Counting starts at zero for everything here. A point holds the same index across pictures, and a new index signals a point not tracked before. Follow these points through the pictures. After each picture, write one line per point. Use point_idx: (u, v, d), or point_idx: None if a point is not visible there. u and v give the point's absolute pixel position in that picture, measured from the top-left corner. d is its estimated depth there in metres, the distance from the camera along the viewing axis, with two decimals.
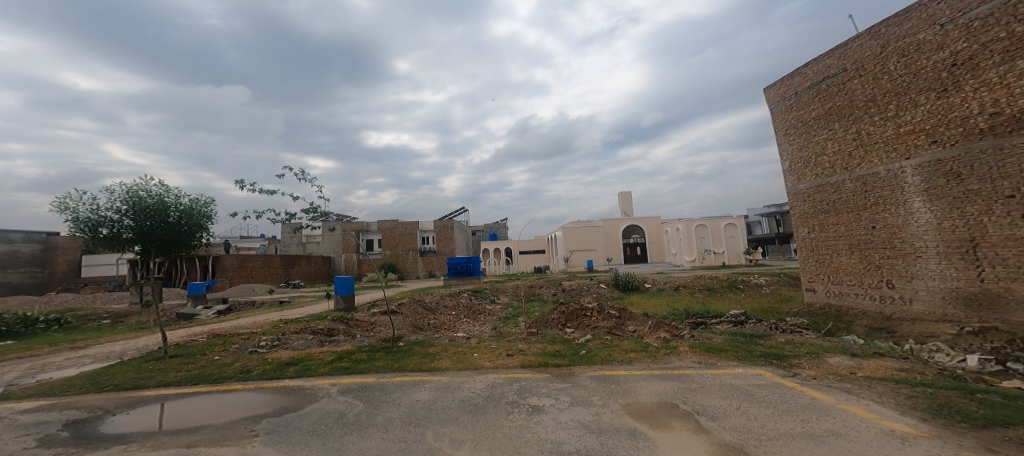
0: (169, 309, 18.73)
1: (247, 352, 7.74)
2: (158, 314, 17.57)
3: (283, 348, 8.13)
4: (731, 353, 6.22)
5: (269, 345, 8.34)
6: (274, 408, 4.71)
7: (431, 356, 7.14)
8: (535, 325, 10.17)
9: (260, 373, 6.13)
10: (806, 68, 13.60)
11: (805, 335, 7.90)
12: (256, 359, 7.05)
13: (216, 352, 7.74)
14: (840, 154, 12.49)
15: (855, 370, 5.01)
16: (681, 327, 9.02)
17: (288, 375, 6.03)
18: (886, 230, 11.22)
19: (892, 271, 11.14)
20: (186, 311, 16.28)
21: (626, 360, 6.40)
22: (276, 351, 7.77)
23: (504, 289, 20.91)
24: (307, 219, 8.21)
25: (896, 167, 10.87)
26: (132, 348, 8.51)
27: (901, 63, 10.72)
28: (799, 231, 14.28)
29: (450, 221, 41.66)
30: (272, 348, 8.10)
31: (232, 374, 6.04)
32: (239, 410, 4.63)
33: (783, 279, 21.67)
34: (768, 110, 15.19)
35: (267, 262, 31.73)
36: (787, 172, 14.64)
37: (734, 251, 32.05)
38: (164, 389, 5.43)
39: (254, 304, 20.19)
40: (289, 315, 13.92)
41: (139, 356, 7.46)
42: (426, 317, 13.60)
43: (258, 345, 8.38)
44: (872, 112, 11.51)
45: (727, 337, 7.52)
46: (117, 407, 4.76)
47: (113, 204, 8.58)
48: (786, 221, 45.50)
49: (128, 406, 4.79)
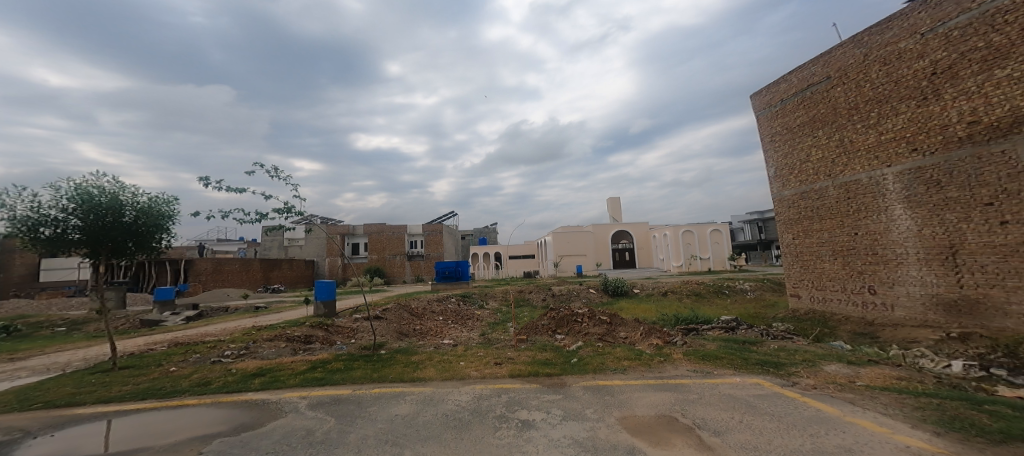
0: (132, 316, 17.82)
1: (209, 363, 7.28)
2: (121, 321, 16.66)
3: (253, 357, 7.67)
4: (729, 361, 6.01)
5: (236, 354, 7.88)
6: (233, 426, 4.33)
7: (415, 365, 6.77)
8: (524, 332, 9.88)
9: (220, 385, 5.77)
10: (791, 75, 13.70)
11: (798, 341, 7.78)
12: (218, 370, 6.65)
13: (173, 363, 7.33)
14: (824, 161, 12.57)
15: (855, 378, 4.79)
16: (673, 333, 8.85)
17: (253, 388, 5.65)
18: (868, 236, 11.27)
19: (874, 277, 11.17)
20: (151, 318, 15.49)
21: (620, 368, 6.14)
22: (244, 360, 7.31)
23: (493, 294, 20.54)
24: (281, 219, 7.64)
25: (878, 174, 10.95)
26: (79, 360, 8.08)
27: (883, 71, 10.83)
28: (784, 237, 14.32)
29: (439, 225, 41.10)
30: (238, 358, 7.65)
31: (187, 387, 5.65)
32: (193, 429, 4.23)
33: (767, 284, 21.86)
34: (754, 116, 15.27)
35: (245, 267, 30.70)
36: (772, 179, 14.70)
37: (719, 257, 32.44)
38: (104, 406, 5.03)
39: (229, 310, 19.36)
40: (264, 321, 13.32)
41: (83, 370, 7.03)
42: (412, 322, 13.17)
43: (223, 354, 7.92)
44: (855, 119, 11.60)
45: (721, 343, 7.35)
46: (42, 427, 4.31)
47: (59, 200, 7.68)
48: (767, 228, 46.40)
49: (55, 426, 4.35)
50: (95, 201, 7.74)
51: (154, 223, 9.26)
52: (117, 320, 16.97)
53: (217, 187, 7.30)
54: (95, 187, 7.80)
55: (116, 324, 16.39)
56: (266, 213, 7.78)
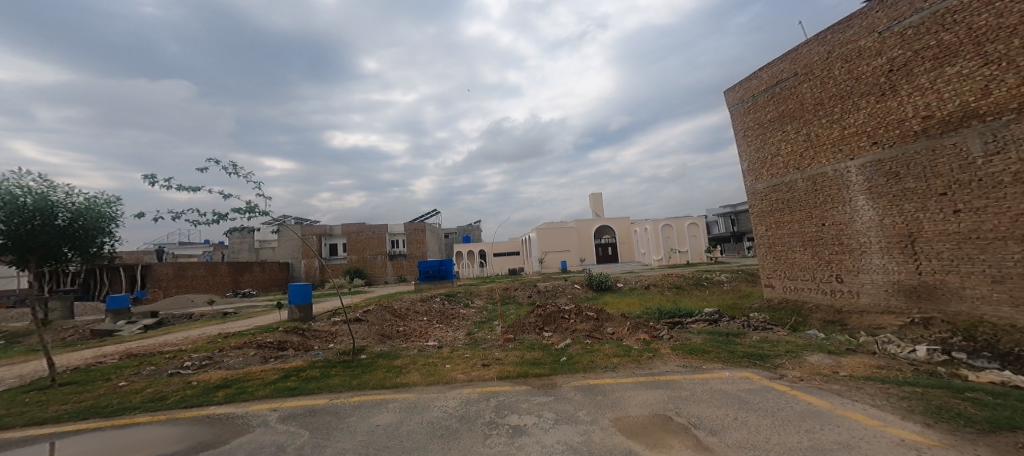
0: (83, 326, 16.88)
1: (166, 376, 6.90)
2: (69, 332, 15.67)
3: (218, 368, 7.27)
4: (719, 354, 5.99)
5: (198, 365, 7.50)
6: (190, 444, 4.25)
7: (398, 370, 6.52)
8: (511, 330, 9.73)
9: (178, 400, 5.56)
10: (762, 71, 13.91)
11: (779, 332, 7.90)
12: (176, 383, 6.35)
13: (123, 376, 6.98)
14: (793, 154, 12.83)
15: (838, 368, 4.80)
16: (660, 327, 8.86)
17: (216, 402, 5.36)
18: (834, 227, 11.56)
19: (841, 266, 11.47)
20: (102, 328, 14.65)
21: (610, 366, 6.05)
22: (208, 372, 6.93)
23: (478, 292, 20.31)
24: (242, 218, 7.23)
25: (843, 166, 11.22)
26: (15, 376, 7.89)
27: (844, 68, 11.09)
28: (757, 229, 14.58)
29: (421, 223, 40.51)
30: (200, 369, 7.28)
31: (139, 403, 5.52)
32: (146, 450, 4.17)
33: (743, 275, 22.35)
34: (727, 112, 15.51)
35: (212, 271, 29.56)
36: (745, 172, 14.96)
37: (697, 250, 33.07)
38: (36, 428, 5.01)
39: (191, 317, 18.50)
40: (233, 328, 12.75)
41: (21, 386, 6.94)
42: (395, 324, 12.85)
43: (183, 365, 7.53)
44: (820, 114, 11.85)
45: (706, 337, 7.38)
46: None
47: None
48: (741, 220, 47.59)
49: None
50: (17, 202, 7.59)
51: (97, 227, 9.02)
52: (61, 332, 15.84)
53: (168, 186, 6.89)
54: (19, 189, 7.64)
55: (56, 335, 15.36)
56: (226, 213, 7.37)
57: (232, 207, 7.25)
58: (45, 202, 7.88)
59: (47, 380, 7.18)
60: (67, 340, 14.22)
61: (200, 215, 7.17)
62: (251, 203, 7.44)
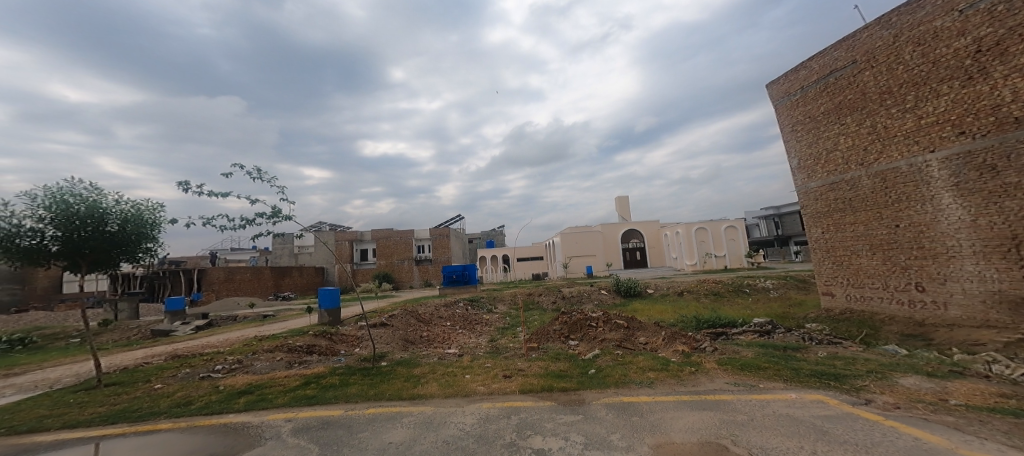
0: (145, 326, 17.75)
1: (195, 379, 6.64)
2: (133, 331, 16.36)
3: (244, 372, 7.03)
4: (778, 372, 5.17)
5: (227, 369, 7.27)
6: None
7: (417, 380, 6.08)
8: (535, 339, 9.13)
9: (202, 405, 5.12)
10: (811, 61, 12.79)
11: (849, 347, 6.89)
12: (205, 386, 6.02)
13: (160, 378, 6.73)
14: (855, 149, 11.61)
15: (945, 396, 4.11)
16: (701, 338, 8.04)
17: (236, 408, 5.00)
18: (912, 228, 10.29)
19: (922, 273, 10.19)
20: (161, 328, 15.23)
21: (646, 381, 5.37)
22: (234, 376, 6.66)
23: (502, 297, 19.83)
24: (265, 222, 6.90)
25: (919, 160, 9.99)
26: (69, 375, 7.64)
27: (917, 52, 9.93)
28: (812, 232, 13.30)
29: (447, 228, 40.65)
30: (230, 372, 7.05)
31: (166, 408, 5.04)
32: None
33: (790, 282, 20.71)
34: (771, 106, 14.36)
35: (256, 274, 30.64)
36: (796, 171, 13.73)
37: (736, 254, 31.26)
38: (66, 432, 4.51)
39: (235, 319, 18.99)
40: (268, 331, 12.74)
41: (69, 386, 6.59)
42: (419, 329, 12.56)
43: (214, 368, 7.30)
44: (889, 104, 10.66)
45: (758, 350, 6.53)
46: None
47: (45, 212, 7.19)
48: (782, 223, 44.96)
49: None
50: (71, 210, 7.23)
51: (135, 231, 8.77)
52: (125, 331, 16.47)
53: (198, 191, 6.79)
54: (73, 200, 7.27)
55: (123, 334, 15.99)
56: (252, 218, 7.13)
57: (257, 212, 6.98)
58: (99, 209, 7.54)
59: (93, 380, 6.84)
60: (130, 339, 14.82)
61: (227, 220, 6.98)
62: (277, 208, 7.09)
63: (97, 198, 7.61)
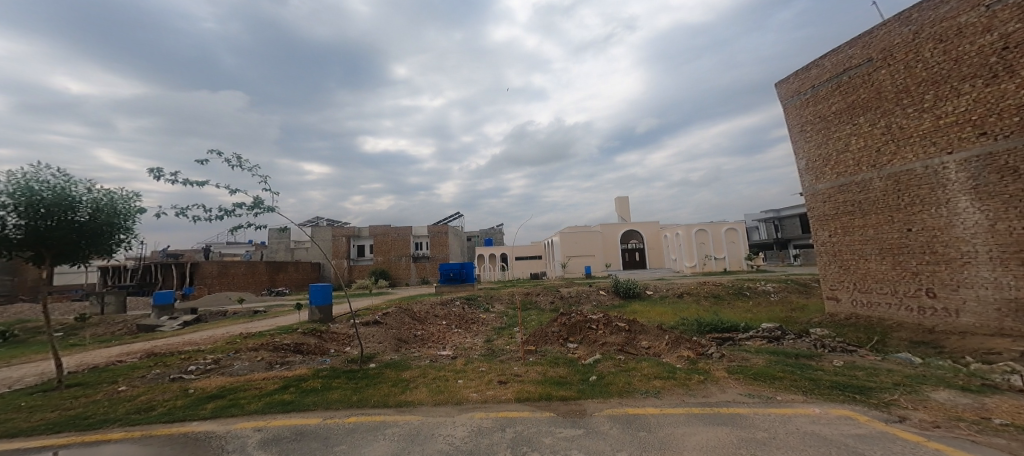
0: (131, 320, 17.31)
1: (166, 381, 6.15)
2: (119, 326, 15.89)
3: (220, 374, 6.58)
4: (796, 382, 4.78)
5: (202, 370, 6.80)
6: None
7: (404, 385, 5.67)
8: (532, 341, 8.72)
9: (162, 413, 4.70)
10: (823, 59, 12.42)
11: (863, 356, 6.54)
12: (173, 390, 5.53)
13: (128, 379, 6.24)
14: (867, 150, 11.24)
15: (989, 415, 3.78)
16: (706, 343, 7.68)
17: (201, 416, 4.59)
18: (924, 233, 9.91)
19: (934, 279, 9.80)
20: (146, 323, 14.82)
21: (652, 391, 5.02)
22: (209, 378, 6.19)
23: (499, 296, 19.40)
24: (245, 213, 6.46)
25: (935, 162, 9.62)
26: (34, 373, 7.26)
27: (938, 49, 9.54)
28: (818, 235, 12.91)
29: (444, 225, 40.13)
30: (204, 374, 6.61)
31: (122, 415, 4.63)
32: None
33: (791, 286, 20.36)
34: (780, 106, 13.97)
35: (251, 269, 30.19)
36: (803, 172, 13.33)
37: (736, 257, 30.95)
38: (6, 442, 4.07)
39: (226, 314, 18.52)
40: (255, 328, 12.30)
41: (26, 387, 6.16)
42: (413, 328, 12.16)
43: (187, 370, 6.83)
44: (905, 103, 10.27)
45: (768, 358, 6.16)
46: None
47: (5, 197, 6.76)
48: (783, 226, 44.69)
49: None
50: (36, 197, 6.85)
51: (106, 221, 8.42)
52: (110, 325, 16.13)
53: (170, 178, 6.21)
54: (38, 187, 6.90)
55: (106, 329, 15.63)
56: (232, 209, 6.64)
57: (237, 203, 6.53)
58: (68, 196, 7.20)
59: (54, 380, 6.45)
60: (113, 334, 14.42)
61: (204, 210, 6.44)
62: (260, 198, 6.66)
63: (66, 185, 7.26)
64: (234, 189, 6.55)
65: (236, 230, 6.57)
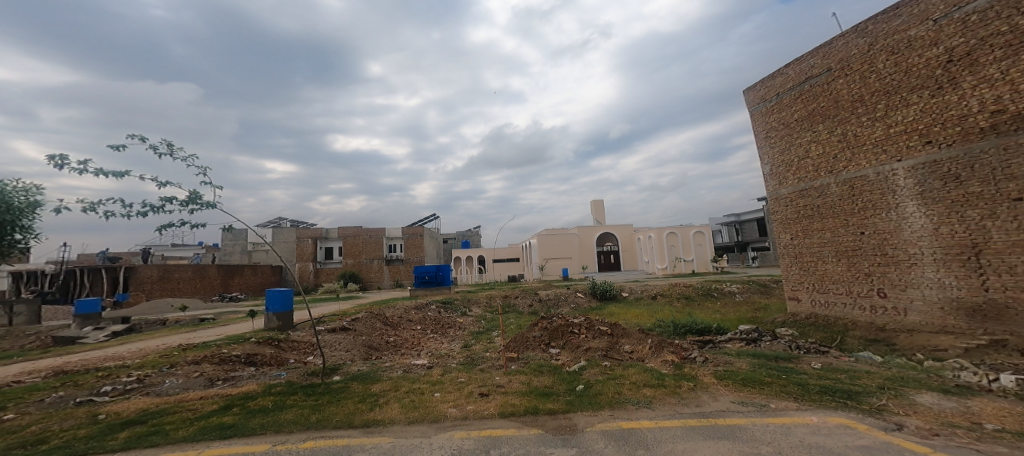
0: (48, 332, 15.55)
1: (71, 405, 5.52)
2: (29, 339, 14.31)
3: (143, 394, 5.86)
4: (785, 387, 4.65)
5: (120, 390, 6.07)
6: None
7: (374, 401, 5.13)
8: (513, 346, 8.33)
9: (55, 446, 4.24)
10: (787, 68, 12.78)
11: (840, 357, 6.58)
12: (78, 416, 5.07)
13: (21, 405, 5.61)
14: (825, 156, 11.59)
15: (980, 420, 3.74)
16: (689, 347, 7.59)
17: (110, 447, 4.12)
18: (876, 236, 10.28)
19: (884, 279, 10.17)
20: (66, 335, 13.39)
21: (644, 401, 4.80)
22: (127, 400, 5.56)
23: (477, 299, 18.87)
24: (179, 208, 5.73)
25: (887, 169, 9.99)
26: None
27: (890, 61, 9.93)
28: (780, 237, 13.25)
29: (419, 227, 39.10)
30: (127, 395, 5.87)
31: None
32: None
33: (754, 286, 21.02)
34: (747, 112, 14.31)
35: (200, 273, 28.20)
36: (767, 177, 13.66)
37: (702, 259, 31.82)
38: None
39: (166, 323, 17.06)
40: (199, 338, 11.26)
41: None
42: (385, 334, 11.52)
43: (100, 391, 6.09)
44: (859, 112, 10.65)
45: (753, 361, 6.08)
46: None
47: None
48: (743, 230, 46.58)
49: None
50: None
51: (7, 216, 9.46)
52: (21, 338, 14.45)
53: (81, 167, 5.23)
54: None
55: (17, 342, 13.99)
56: (161, 204, 5.84)
57: (168, 198, 5.79)
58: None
59: None
60: (23, 348, 12.90)
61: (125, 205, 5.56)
62: (197, 192, 5.95)
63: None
64: (165, 182, 5.80)
65: (167, 228, 5.78)
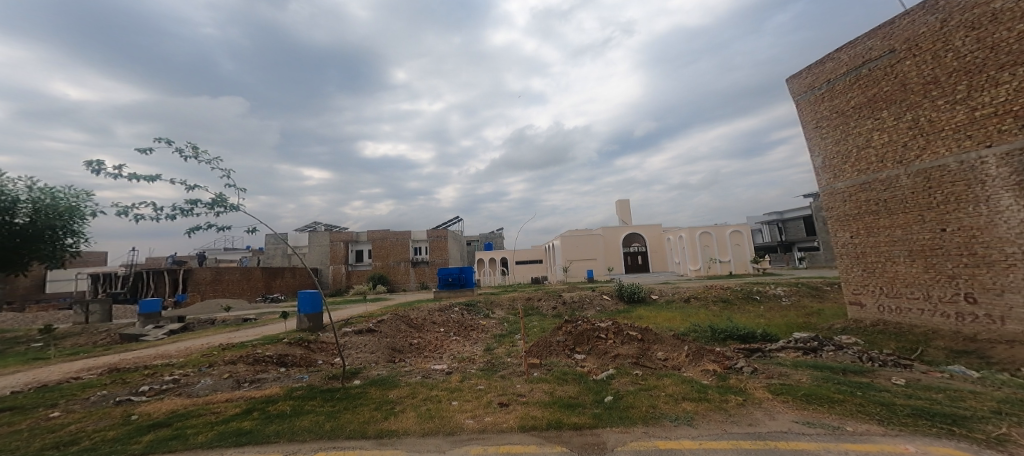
0: (115, 329, 16.49)
1: (110, 404, 5.38)
2: (100, 336, 15.25)
3: (176, 394, 5.76)
4: (868, 407, 3.94)
5: (156, 390, 5.98)
6: None
7: (389, 409, 4.86)
8: (536, 352, 7.87)
9: (86, 446, 4.07)
10: (839, 52, 11.66)
11: (926, 372, 5.67)
12: (108, 415, 4.97)
13: (69, 403, 5.58)
14: (891, 146, 10.42)
15: None
16: (733, 356, 6.87)
17: (132, 451, 3.93)
18: (962, 233, 9.08)
19: (974, 282, 8.96)
20: (130, 333, 14.12)
21: (684, 417, 4.21)
22: (161, 400, 5.43)
23: (500, 301, 18.50)
24: (205, 211, 5.67)
25: (972, 157, 8.80)
26: None
27: (970, 38, 8.77)
28: (837, 236, 12.04)
29: (443, 230, 39.34)
30: (159, 395, 5.79)
31: (34, 451, 3.99)
32: None
33: (802, 289, 19.43)
34: (792, 102, 13.17)
35: (246, 275, 29.42)
36: (820, 171, 12.49)
37: (741, 260, 30.10)
38: None
39: (213, 323, 17.78)
40: (238, 338, 11.46)
41: None
42: (410, 336, 11.34)
43: (138, 391, 5.98)
44: (934, 95, 9.46)
45: (813, 374, 5.32)
46: None
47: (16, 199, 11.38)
48: (786, 228, 43.93)
49: None
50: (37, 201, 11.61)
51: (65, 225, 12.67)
52: (93, 335, 15.41)
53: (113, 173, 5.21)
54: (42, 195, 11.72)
55: (89, 339, 14.93)
56: (190, 207, 5.78)
57: (195, 201, 5.74)
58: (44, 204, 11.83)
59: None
60: (94, 345, 13.72)
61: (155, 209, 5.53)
62: (224, 195, 5.89)
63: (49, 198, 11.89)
64: (192, 185, 5.77)
65: (195, 231, 5.73)
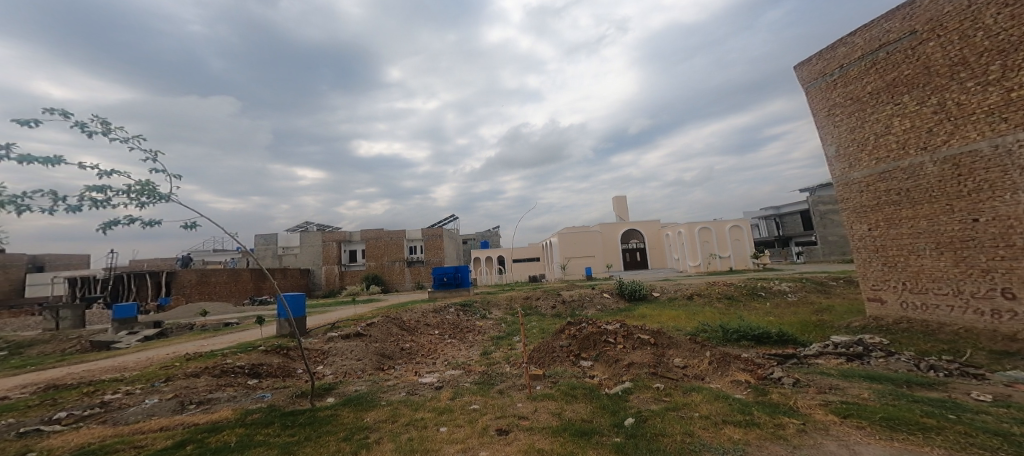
0: (88, 336, 15.41)
1: (11, 437, 4.51)
2: (69, 343, 14.16)
3: (99, 423, 4.83)
4: (984, 440, 3.07)
5: (76, 417, 5.04)
6: None
7: (362, 439, 3.92)
8: (536, 360, 6.95)
9: None
10: (853, 35, 10.78)
11: (1007, 385, 4.83)
12: (5, 453, 4.00)
13: None
14: (913, 132, 9.57)
15: None
16: (766, 363, 6.01)
17: None
18: (998, 223, 8.26)
19: (1014, 276, 8.13)
20: (99, 340, 13.06)
21: (732, 450, 3.32)
22: (74, 432, 4.51)
23: (496, 301, 17.60)
24: (123, 202, 4.68)
25: (1008, 141, 8.00)
26: None
27: (1003, 15, 7.98)
28: (853, 230, 11.14)
29: (438, 228, 38.30)
30: (77, 425, 4.83)
31: None
32: None
33: (809, 285, 18.65)
34: (801, 90, 12.28)
35: (234, 278, 28.19)
36: (833, 160, 11.59)
37: (741, 255, 29.38)
38: None
39: (193, 327, 16.72)
40: (210, 346, 10.46)
41: None
42: (401, 340, 10.40)
43: (54, 417, 5.04)
44: (963, 77, 8.63)
45: (874, 387, 4.46)
46: None
47: None
48: (783, 223, 43.34)
49: None
50: None
51: None
52: (60, 343, 14.28)
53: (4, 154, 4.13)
54: None
55: (55, 347, 13.80)
56: (102, 197, 4.74)
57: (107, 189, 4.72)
58: None
59: None
60: (59, 354, 12.65)
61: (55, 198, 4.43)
62: (148, 182, 4.89)
63: None
64: (105, 170, 4.73)
65: (110, 227, 4.75)
